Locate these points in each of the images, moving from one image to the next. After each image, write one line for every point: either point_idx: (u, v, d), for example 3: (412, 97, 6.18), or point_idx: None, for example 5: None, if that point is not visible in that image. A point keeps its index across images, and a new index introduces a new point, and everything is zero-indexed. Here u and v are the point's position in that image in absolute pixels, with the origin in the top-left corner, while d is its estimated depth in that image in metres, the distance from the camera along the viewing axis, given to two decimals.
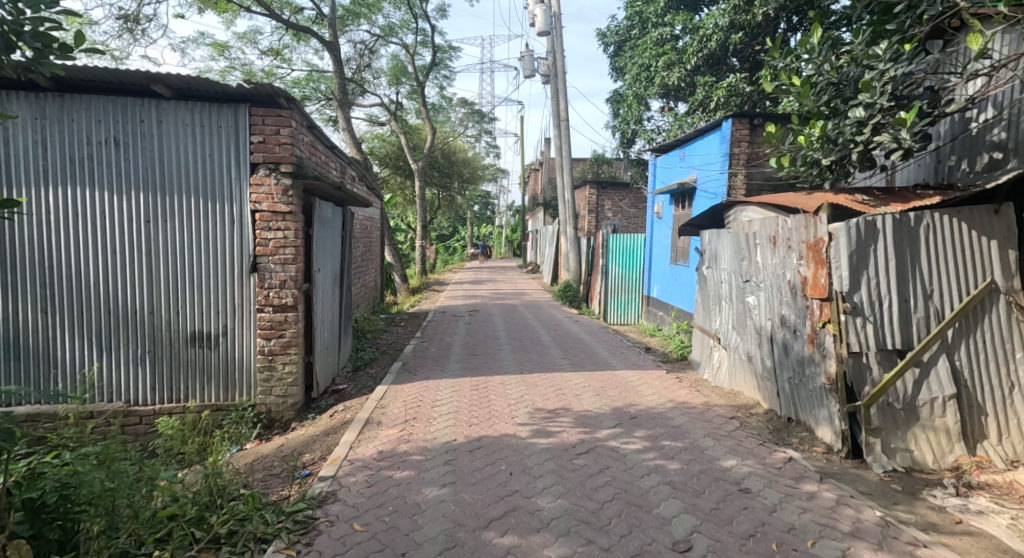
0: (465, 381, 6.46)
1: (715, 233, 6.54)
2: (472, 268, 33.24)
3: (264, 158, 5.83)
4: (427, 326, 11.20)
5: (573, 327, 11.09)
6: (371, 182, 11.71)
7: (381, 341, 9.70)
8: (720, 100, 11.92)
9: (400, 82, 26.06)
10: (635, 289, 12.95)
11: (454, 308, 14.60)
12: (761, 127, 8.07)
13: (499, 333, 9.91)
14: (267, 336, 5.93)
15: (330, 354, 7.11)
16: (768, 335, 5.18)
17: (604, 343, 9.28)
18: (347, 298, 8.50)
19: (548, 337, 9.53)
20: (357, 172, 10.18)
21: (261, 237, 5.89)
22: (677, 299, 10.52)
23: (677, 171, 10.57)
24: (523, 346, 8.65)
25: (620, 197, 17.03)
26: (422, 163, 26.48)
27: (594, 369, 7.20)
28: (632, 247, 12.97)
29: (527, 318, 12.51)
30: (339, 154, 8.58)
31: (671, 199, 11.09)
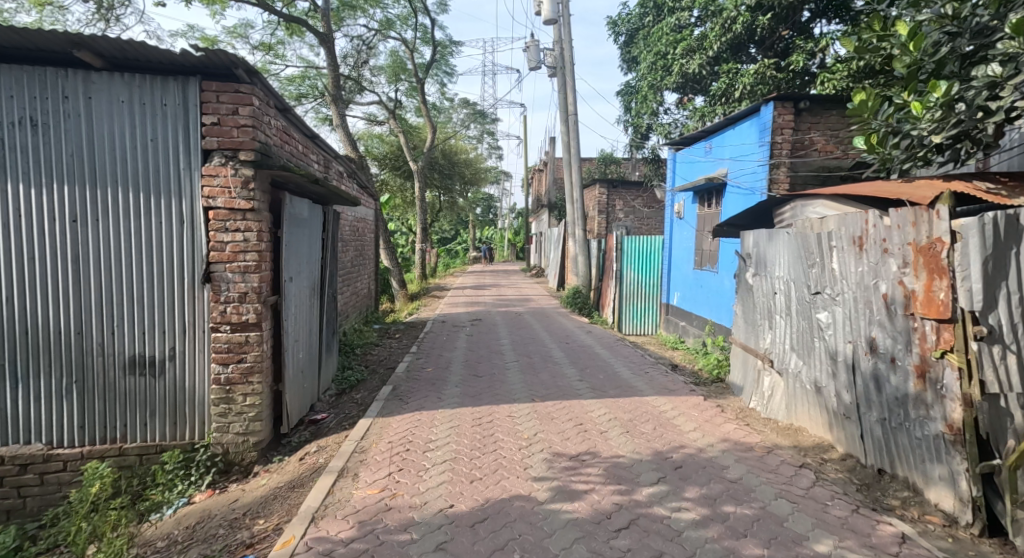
0: (465, 412, 5.40)
1: (764, 233, 5.46)
2: (474, 272, 32.25)
3: (219, 143, 4.75)
4: (425, 338, 10.14)
5: (586, 339, 10.02)
6: (362, 180, 10.66)
7: (372, 357, 8.65)
8: (746, 88, 10.84)
9: (399, 79, 25.05)
10: (651, 296, 11.89)
11: (456, 317, 13.56)
12: (808, 112, 6.96)
13: (505, 348, 8.84)
14: (223, 361, 4.86)
15: (306, 378, 6.04)
16: (848, 361, 4.09)
17: (625, 359, 8.21)
18: (332, 310, 7.44)
19: (560, 353, 8.46)
20: (345, 168, 9.11)
21: (216, 240, 4.82)
22: (704, 307, 9.44)
23: (703, 166, 9.48)
24: (532, 364, 7.59)
25: (633, 197, 15.95)
26: (422, 164, 25.48)
27: (617, 395, 6.14)
28: (649, 250, 11.90)
29: (534, 328, 11.43)
30: (321, 145, 7.51)
31: (695, 198, 10.00)
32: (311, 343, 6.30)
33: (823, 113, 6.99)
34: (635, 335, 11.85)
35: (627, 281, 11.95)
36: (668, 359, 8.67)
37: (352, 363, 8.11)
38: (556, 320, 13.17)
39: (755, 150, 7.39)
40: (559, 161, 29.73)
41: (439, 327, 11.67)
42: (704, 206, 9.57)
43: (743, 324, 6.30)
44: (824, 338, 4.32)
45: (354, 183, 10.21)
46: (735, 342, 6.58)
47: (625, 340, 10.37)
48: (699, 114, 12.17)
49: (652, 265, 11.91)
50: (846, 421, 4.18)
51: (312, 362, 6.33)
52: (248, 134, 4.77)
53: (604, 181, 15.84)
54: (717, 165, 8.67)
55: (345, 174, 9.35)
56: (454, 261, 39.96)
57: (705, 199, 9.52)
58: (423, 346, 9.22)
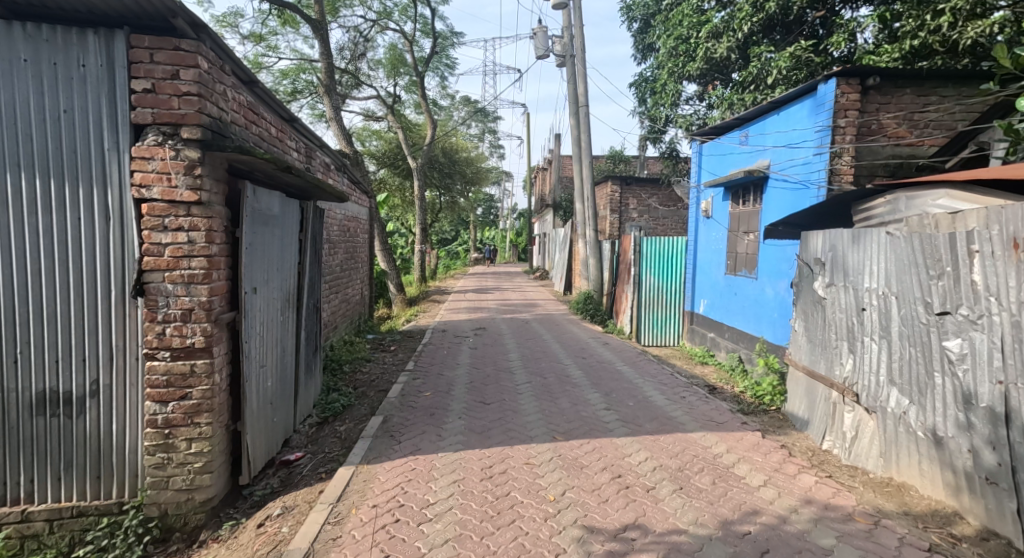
0: (473, 458, 4.36)
1: (847, 234, 4.40)
2: (477, 275, 31.35)
3: (154, 116, 3.66)
4: (424, 351, 9.09)
5: (604, 352, 8.97)
6: (354, 174, 9.60)
7: (363, 375, 7.59)
8: (782, 73, 9.82)
9: (398, 74, 23.97)
10: (672, 303, 10.86)
11: (458, 325, 12.50)
12: (876, 90, 5.88)
13: (514, 364, 7.79)
14: (161, 398, 3.78)
15: (277, 410, 4.96)
16: (999, 409, 3.00)
17: (653, 379, 7.15)
18: (314, 323, 6.38)
19: (577, 371, 7.42)
20: (332, 160, 8.05)
21: (151, 242, 3.74)
22: (738, 318, 8.39)
23: (739, 158, 8.44)
24: (548, 387, 6.54)
25: (647, 195, 14.88)
26: (422, 162, 24.41)
27: (655, 430, 5.08)
28: (670, 253, 10.86)
29: (545, 339, 10.39)
30: (302, 131, 6.46)
31: (727, 194, 8.94)
32: (285, 367, 5.22)
33: (894, 92, 5.91)
34: (654, 346, 10.82)
35: (646, 286, 10.91)
36: (700, 378, 7.63)
37: (339, 383, 7.05)
38: (567, 328, 12.14)
39: (809, 136, 6.34)
40: (564, 160, 28.69)
41: (441, 337, 10.61)
42: (740, 203, 8.52)
43: (806, 343, 5.23)
44: (955, 374, 3.25)
45: (345, 177, 9.16)
46: (793, 364, 5.53)
47: (646, 353, 9.34)
48: (726, 101, 11.04)
49: (674, 268, 10.86)
50: (989, 489, 3.10)
51: (286, 389, 5.24)
52: (194, 106, 3.68)
53: (617, 177, 14.78)
54: (758, 157, 7.62)
55: (333, 167, 8.29)
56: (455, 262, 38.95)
57: (741, 195, 8.47)
58: (421, 361, 8.17)
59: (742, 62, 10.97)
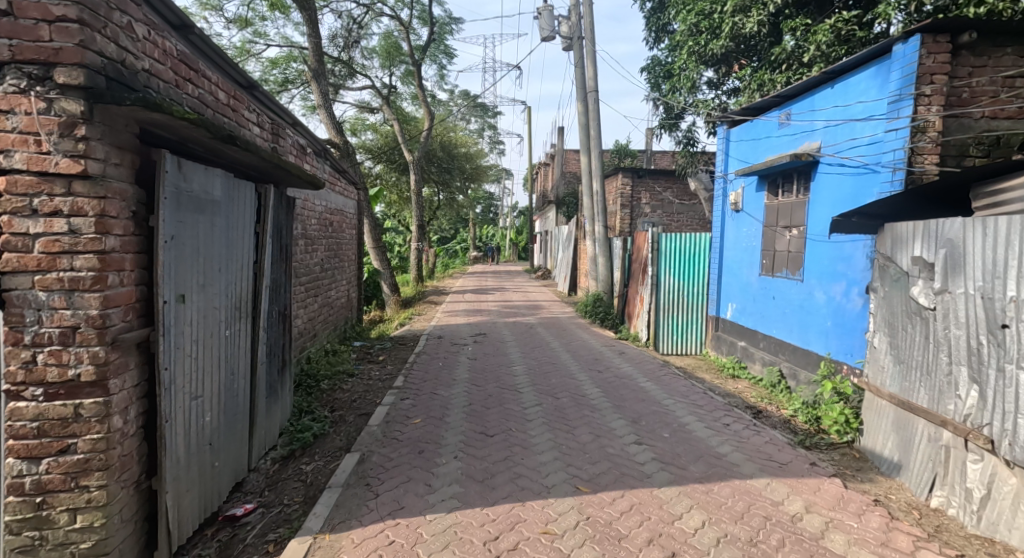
0: (473, 524, 3.30)
1: (970, 223, 3.34)
2: (476, 274, 30.31)
3: (16, 52, 2.59)
4: (416, 362, 8.01)
5: (621, 364, 7.90)
6: (337, 162, 8.52)
7: (344, 392, 6.51)
8: (820, 49, 8.85)
9: (394, 63, 22.89)
10: (694, 307, 9.84)
11: (457, 330, 11.44)
12: (969, 50, 4.79)
13: (520, 380, 6.73)
14: (31, 453, 2.72)
15: (222, 451, 3.86)
16: None
17: (684, 400, 6.10)
18: (281, 334, 5.30)
19: (594, 389, 6.35)
20: (308, 141, 6.94)
21: (14, 233, 2.65)
22: (778, 325, 7.35)
23: (779, 142, 7.37)
24: (562, 411, 5.48)
25: (661, 188, 13.82)
26: (419, 156, 23.35)
27: (703, 474, 4.01)
28: (692, 251, 9.81)
29: (551, 347, 9.34)
30: (266, 103, 5.37)
31: (762, 184, 7.88)
32: (235, 394, 4.13)
33: (992, 52, 4.83)
34: (674, 355, 9.81)
35: (665, 288, 9.87)
36: (737, 396, 6.57)
37: (315, 405, 5.99)
38: (576, 333, 11.08)
39: (878, 108, 5.29)
40: (567, 155, 27.63)
41: (437, 344, 9.54)
42: (780, 193, 7.46)
43: (891, 364, 4.16)
44: None
45: (326, 166, 8.09)
46: (868, 388, 4.47)
47: (668, 364, 8.28)
48: (755, 81, 9.98)
49: (696, 268, 9.81)
50: None
51: (237, 421, 4.16)
52: (73, 37, 2.60)
53: (628, 169, 13.71)
54: (807, 139, 6.57)
55: (312, 152, 7.21)
56: (453, 261, 37.90)
57: (782, 184, 7.42)
58: (412, 376, 7.09)
59: (772, 37, 9.91)
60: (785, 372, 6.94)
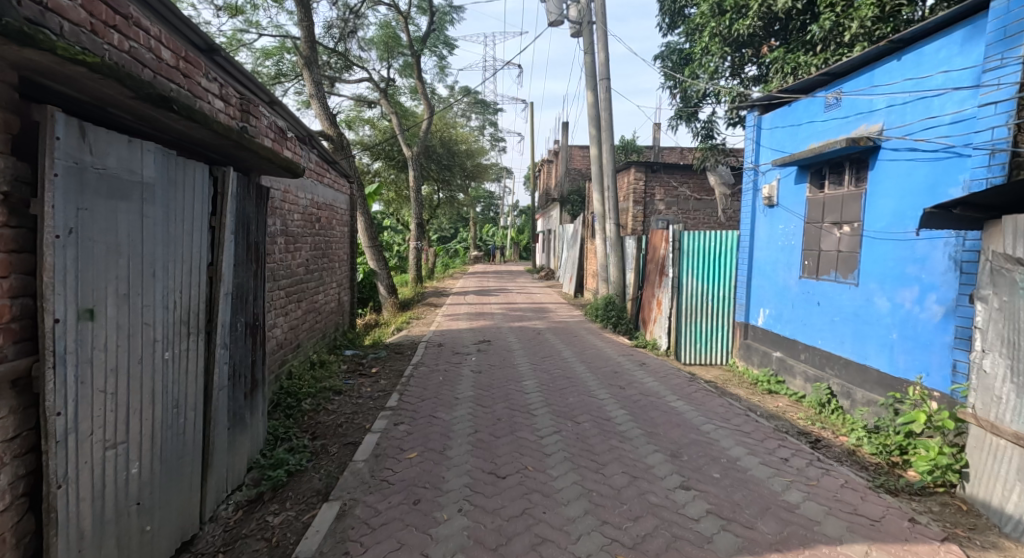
0: None
1: None
2: (477, 274, 29.48)
3: None
4: (414, 374, 7.15)
5: (644, 377, 7.04)
6: (326, 151, 7.65)
7: (328, 413, 5.63)
8: (862, 26, 7.99)
9: (392, 55, 22.04)
10: (720, 313, 8.99)
11: (459, 335, 10.57)
12: None
13: (533, 399, 5.87)
14: None
15: (158, 509, 2.97)
16: None
17: (726, 423, 5.23)
18: (249, 349, 4.41)
19: (619, 411, 5.49)
20: (289, 122, 6.03)
21: None
22: (822, 334, 6.50)
23: (826, 127, 6.52)
24: (587, 441, 4.61)
25: (677, 183, 12.97)
26: (418, 152, 22.50)
27: (778, 537, 3.16)
28: (716, 250, 8.98)
29: (563, 356, 8.47)
30: (231, 71, 4.47)
31: (804, 174, 7.02)
32: (181, 433, 3.24)
33: None
34: (697, 365, 8.96)
35: (687, 291, 9.03)
36: (783, 419, 5.71)
37: (294, 430, 5.12)
38: (587, 340, 10.22)
39: (969, 78, 4.51)
40: (572, 151, 26.78)
41: (436, 353, 8.67)
42: (827, 185, 6.60)
43: (1012, 395, 3.32)
44: None
45: (312, 154, 7.19)
46: (976, 424, 3.54)
47: (696, 377, 7.41)
48: (787, 64, 9.06)
49: (721, 270, 8.96)
50: None
51: (184, 466, 3.28)
52: None
53: (641, 163, 12.85)
54: (865, 120, 5.73)
55: (294, 137, 6.32)
56: (453, 261, 37.11)
57: (829, 174, 6.56)
58: (408, 393, 6.21)
59: (805, 15, 9.04)
60: (835, 390, 6.05)
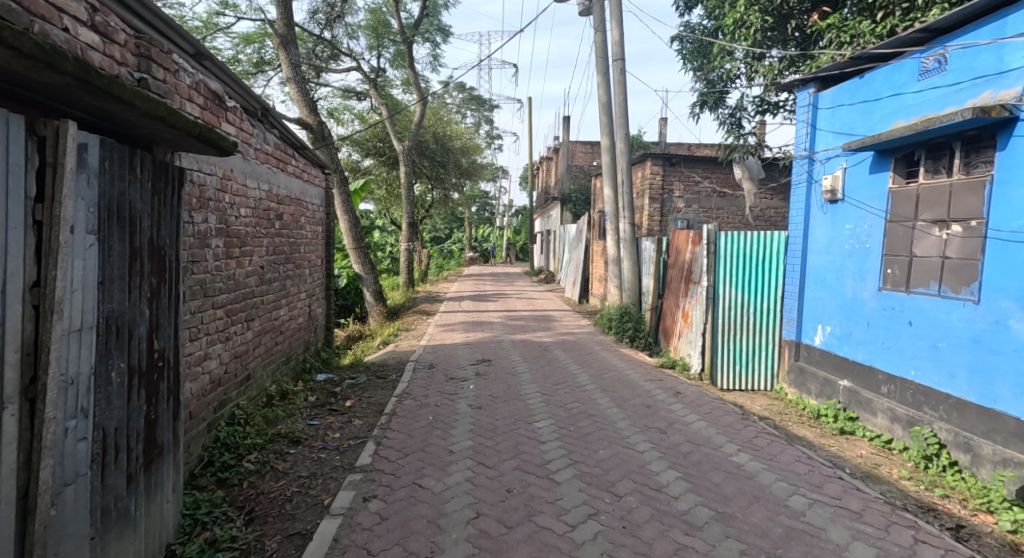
0: None
1: None
2: (473, 277, 28.13)
3: None
4: (399, 409, 5.78)
5: (683, 414, 5.70)
6: (288, 131, 6.21)
7: (279, 476, 4.22)
8: None
9: (382, 44, 20.64)
10: (763, 330, 7.60)
11: (455, 351, 9.24)
12: None
13: (552, 451, 4.54)
14: None
15: None
16: None
17: (816, 490, 3.91)
18: (143, 406, 2.99)
19: (667, 472, 4.17)
20: (231, 88, 4.60)
21: None
22: (911, 361, 5.17)
23: (920, 99, 5.15)
24: (635, 535, 3.31)
25: (698, 179, 11.71)
26: (409, 147, 21.12)
27: None
28: (758, 255, 7.61)
29: (579, 380, 7.14)
30: None
31: (884, 160, 5.64)
32: None
33: None
34: (735, 391, 7.58)
35: (723, 301, 7.70)
36: (881, 479, 4.35)
37: (226, 508, 3.70)
38: (602, 358, 8.86)
39: None
40: (574, 147, 25.43)
41: (427, 377, 7.28)
42: (920, 173, 5.24)
43: None
44: None
45: (267, 133, 5.72)
46: None
47: (744, 411, 6.07)
48: (844, 33, 7.61)
49: (764, 278, 7.60)
50: None
51: None
52: None
53: (658, 156, 11.56)
54: (990, 86, 4.46)
55: (240, 108, 4.85)
56: (447, 262, 35.76)
57: (924, 159, 5.21)
58: (387, 442, 4.81)
59: None
60: (943, 438, 4.66)
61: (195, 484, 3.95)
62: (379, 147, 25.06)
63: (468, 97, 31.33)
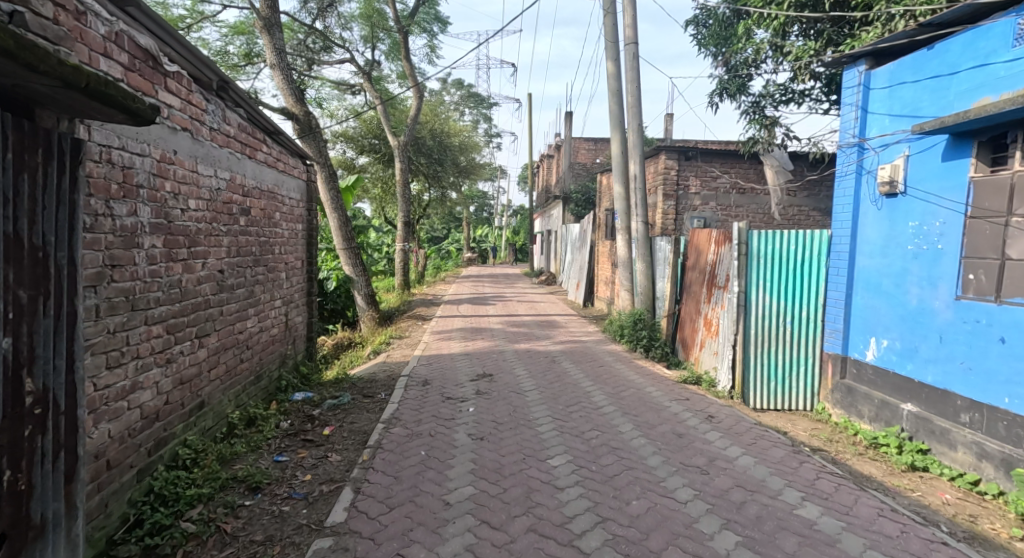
0: None
1: None
2: (471, 278, 27.19)
3: None
4: (386, 440, 4.88)
5: (722, 446, 4.81)
6: (257, 110, 5.31)
7: (226, 539, 3.32)
8: None
9: (376, 34, 19.72)
10: (802, 341, 6.69)
11: (453, 364, 8.35)
12: None
13: (573, 503, 3.68)
14: None
15: None
16: None
17: None
18: None
19: (721, 535, 3.30)
20: (170, 45, 3.70)
21: None
22: (1002, 383, 4.32)
23: (1014, 69, 4.31)
24: None
25: (715, 174, 10.87)
26: (405, 142, 20.20)
27: None
28: (797, 257, 6.71)
29: (594, 399, 6.28)
30: None
31: (963, 144, 4.77)
32: None
33: None
34: (770, 410, 6.70)
35: (756, 308, 6.83)
36: (987, 540, 3.49)
37: None
38: (616, 371, 7.96)
39: None
40: (576, 144, 24.53)
41: (421, 396, 6.39)
42: (1015, 159, 4.41)
43: None
44: None
45: (227, 111, 4.80)
46: None
47: (793, 440, 5.17)
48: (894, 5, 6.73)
49: (804, 282, 6.70)
50: None
51: None
52: None
53: (674, 148, 10.74)
54: None
55: (186, 74, 3.96)
56: (445, 263, 34.80)
57: (1019, 142, 4.39)
58: (369, 490, 3.91)
59: None
60: None
61: (111, 554, 3.05)
62: (374, 143, 24.16)
63: (467, 94, 30.53)
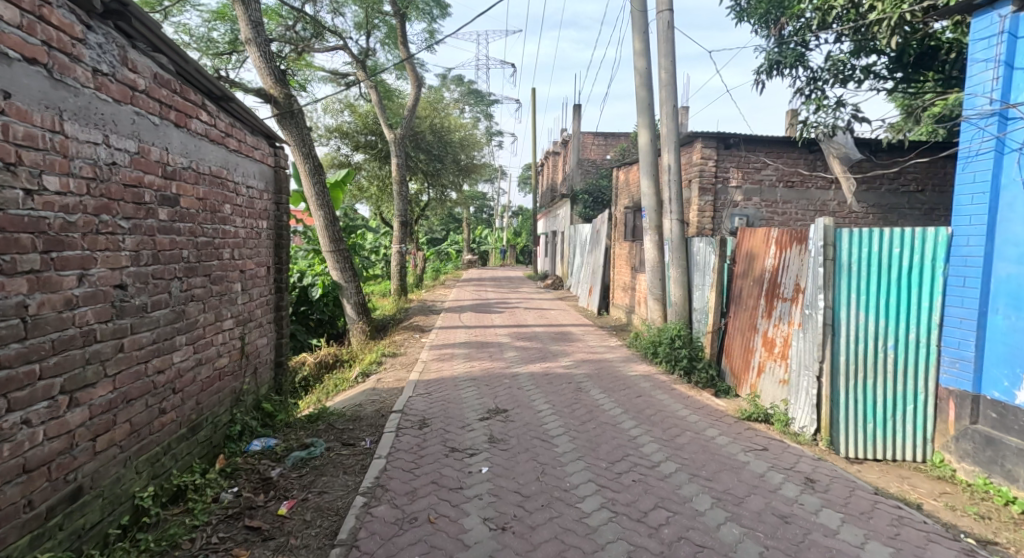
0: None
1: None
2: (473, 282, 25.64)
3: None
4: (368, 534, 3.42)
5: (853, 542, 3.37)
6: (187, 60, 3.82)
7: None
8: None
9: (370, 18, 18.19)
10: (909, 371, 5.17)
11: (458, 393, 6.87)
12: None
13: None
14: None
15: None
16: None
17: None
18: None
19: None
20: None
21: None
22: None
23: None
24: None
25: (759, 166, 9.41)
26: (401, 136, 18.69)
27: None
28: (902, 263, 5.17)
29: (645, 451, 4.83)
30: None
31: None
32: None
33: None
34: (869, 461, 5.20)
35: (849, 328, 5.34)
36: None
37: None
38: (658, 402, 6.49)
39: None
40: (584, 139, 22.95)
41: (417, 446, 4.89)
42: None
43: None
44: None
45: (133, 53, 3.32)
46: None
47: (938, 523, 3.72)
48: None
49: (911, 296, 5.15)
50: None
51: None
52: None
53: (712, 135, 9.29)
54: None
55: None
56: (444, 266, 33.25)
57: None
58: None
59: None
60: None
61: None
62: (370, 140, 22.78)
63: (467, 92, 29.31)
